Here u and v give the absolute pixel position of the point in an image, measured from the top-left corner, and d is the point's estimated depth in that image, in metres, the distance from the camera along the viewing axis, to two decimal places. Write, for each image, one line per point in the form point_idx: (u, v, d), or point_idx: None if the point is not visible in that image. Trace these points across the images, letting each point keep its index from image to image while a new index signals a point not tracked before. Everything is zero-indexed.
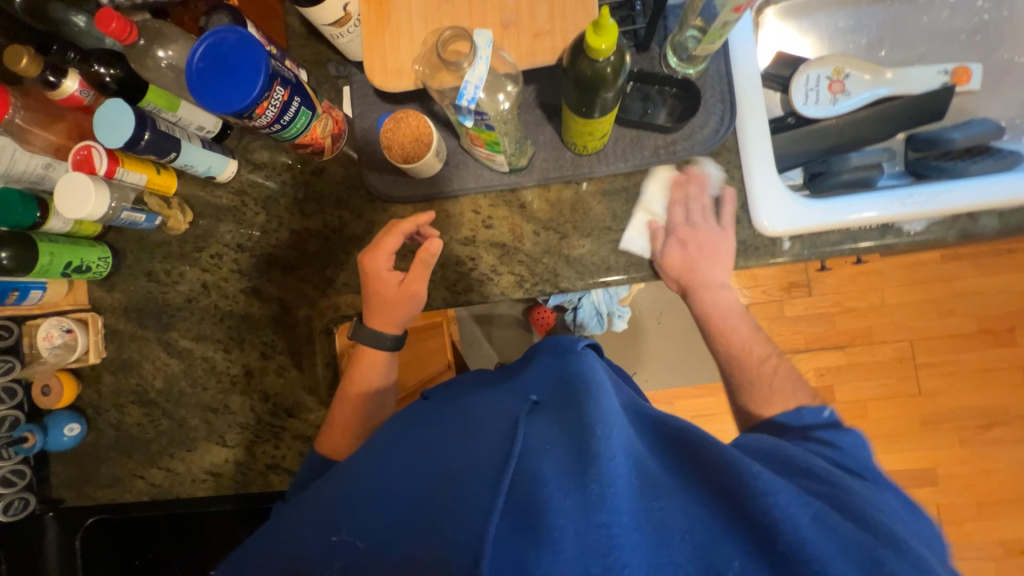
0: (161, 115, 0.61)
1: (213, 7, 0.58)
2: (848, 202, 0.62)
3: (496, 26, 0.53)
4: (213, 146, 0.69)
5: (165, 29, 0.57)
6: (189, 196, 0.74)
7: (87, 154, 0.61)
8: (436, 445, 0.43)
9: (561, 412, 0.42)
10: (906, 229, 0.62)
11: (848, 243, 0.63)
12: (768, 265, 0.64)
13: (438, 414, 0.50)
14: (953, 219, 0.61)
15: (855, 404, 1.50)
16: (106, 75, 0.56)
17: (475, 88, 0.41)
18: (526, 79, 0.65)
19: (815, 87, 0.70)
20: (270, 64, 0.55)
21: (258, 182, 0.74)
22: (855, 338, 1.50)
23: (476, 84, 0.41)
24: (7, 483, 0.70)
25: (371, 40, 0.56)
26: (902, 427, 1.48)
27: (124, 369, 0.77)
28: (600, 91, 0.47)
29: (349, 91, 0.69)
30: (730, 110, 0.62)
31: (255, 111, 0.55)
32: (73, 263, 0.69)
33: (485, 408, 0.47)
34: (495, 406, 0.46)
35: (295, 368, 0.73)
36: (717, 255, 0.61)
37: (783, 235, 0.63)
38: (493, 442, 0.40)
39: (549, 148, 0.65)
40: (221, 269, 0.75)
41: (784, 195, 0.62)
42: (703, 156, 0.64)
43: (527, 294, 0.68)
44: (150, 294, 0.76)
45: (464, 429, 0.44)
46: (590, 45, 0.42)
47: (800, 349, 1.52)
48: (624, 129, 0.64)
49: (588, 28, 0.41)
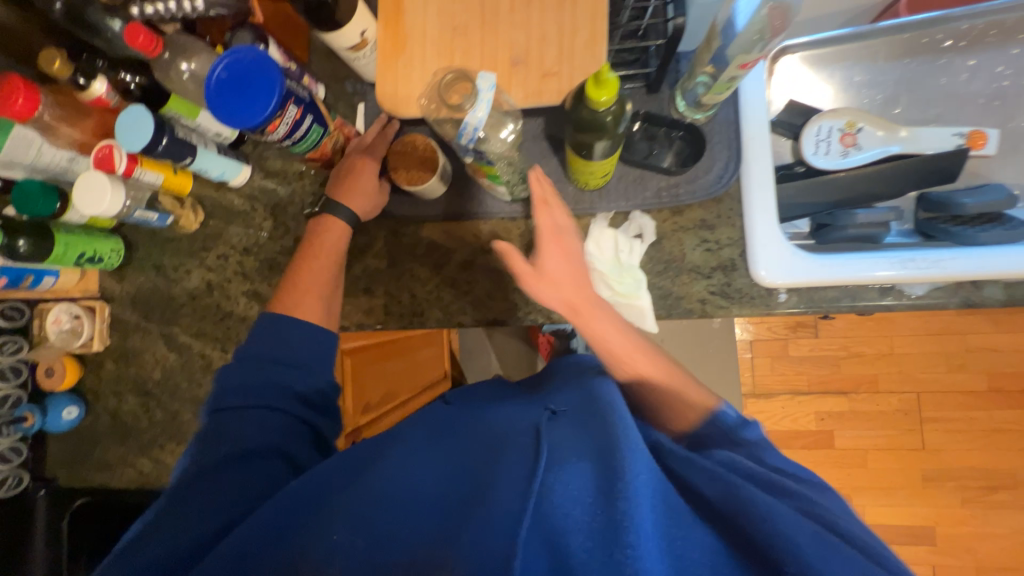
0: (181, 121, 0.64)
1: (239, 24, 0.60)
2: (850, 260, 0.61)
3: (505, 63, 0.54)
4: (229, 153, 0.71)
5: (188, 43, 0.60)
6: (202, 197, 0.76)
7: (109, 153, 0.63)
8: (461, 457, 0.44)
9: (584, 426, 0.43)
10: (907, 292, 0.61)
11: (847, 301, 0.62)
12: (762, 315, 0.64)
13: (460, 426, 0.51)
14: (956, 286, 0.60)
15: (854, 453, 1.47)
16: (131, 82, 0.61)
17: (474, 128, 0.43)
18: (535, 111, 0.66)
19: (826, 138, 0.69)
20: (286, 83, 0.56)
21: (269, 189, 0.76)
22: (861, 385, 1.47)
23: (476, 125, 0.43)
24: (4, 459, 0.72)
25: (384, 66, 0.57)
26: (902, 481, 1.44)
27: (126, 358, 0.79)
28: (599, 135, 0.48)
29: (363, 108, 0.71)
30: (735, 158, 0.62)
31: (268, 128, 0.57)
32: (86, 254, 0.72)
33: (509, 423, 0.47)
34: (519, 420, 0.47)
35: None
36: (583, 276, 0.53)
37: (780, 286, 0.62)
38: (515, 457, 0.41)
39: (552, 180, 0.66)
40: (226, 271, 0.77)
41: (784, 247, 0.62)
42: (704, 202, 0.64)
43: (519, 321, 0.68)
44: (158, 288, 0.78)
45: (491, 442, 0.44)
46: (590, 96, 0.43)
47: (801, 390, 1.49)
48: (627, 168, 0.64)
49: (589, 80, 0.42)
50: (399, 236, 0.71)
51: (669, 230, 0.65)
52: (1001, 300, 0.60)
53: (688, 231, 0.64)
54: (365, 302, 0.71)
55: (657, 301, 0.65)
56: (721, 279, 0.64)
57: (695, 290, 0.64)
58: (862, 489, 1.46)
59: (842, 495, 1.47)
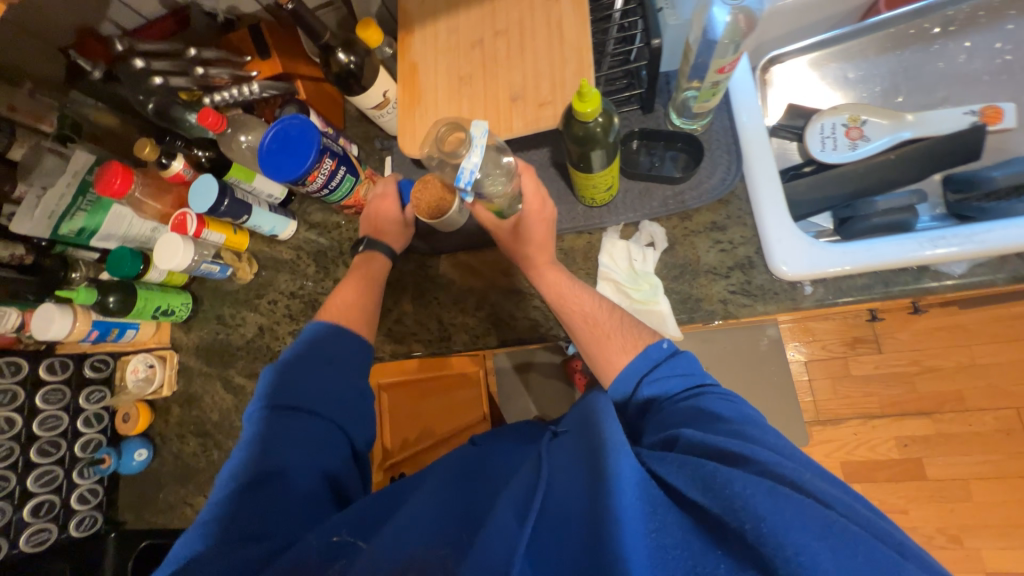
0: (241, 186, 0.76)
1: (286, 101, 0.72)
2: (874, 245, 0.59)
3: (507, 100, 0.61)
4: (278, 210, 0.82)
5: (247, 120, 0.71)
6: (257, 252, 0.87)
7: (183, 218, 0.74)
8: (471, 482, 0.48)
9: (579, 440, 0.46)
10: (945, 272, 0.58)
11: (879, 287, 0.60)
12: (789, 310, 0.62)
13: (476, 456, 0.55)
14: (1000, 261, 0.57)
15: (954, 484, 1.28)
16: (203, 157, 0.73)
17: (471, 172, 0.49)
18: (541, 142, 0.72)
19: (831, 135, 0.70)
20: (322, 141, 0.66)
21: (313, 239, 0.85)
22: (944, 404, 1.31)
23: (471, 169, 0.49)
24: (83, 500, 0.80)
25: (404, 117, 0.66)
26: (1020, 516, 1.23)
27: (189, 403, 0.87)
28: (593, 147, 0.52)
29: (390, 161, 0.80)
30: (736, 160, 0.64)
31: (308, 179, 0.66)
32: (161, 307, 0.82)
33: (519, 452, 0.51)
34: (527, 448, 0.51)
35: None
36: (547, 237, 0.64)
37: (803, 279, 0.61)
38: (516, 478, 0.44)
39: (561, 201, 0.70)
40: (275, 316, 0.85)
41: (799, 239, 0.61)
42: (713, 205, 0.65)
43: (542, 337, 0.70)
44: (218, 336, 0.87)
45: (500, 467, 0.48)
46: (577, 110, 0.48)
47: (875, 414, 1.34)
48: (633, 182, 0.67)
49: (574, 97, 0.47)
50: (426, 267, 0.77)
51: (681, 235, 0.66)
52: None
53: (700, 234, 0.65)
54: (397, 332, 0.76)
55: (678, 305, 0.65)
56: (741, 277, 0.63)
57: (715, 291, 0.64)
58: (971, 528, 1.25)
59: (947, 537, 1.26)
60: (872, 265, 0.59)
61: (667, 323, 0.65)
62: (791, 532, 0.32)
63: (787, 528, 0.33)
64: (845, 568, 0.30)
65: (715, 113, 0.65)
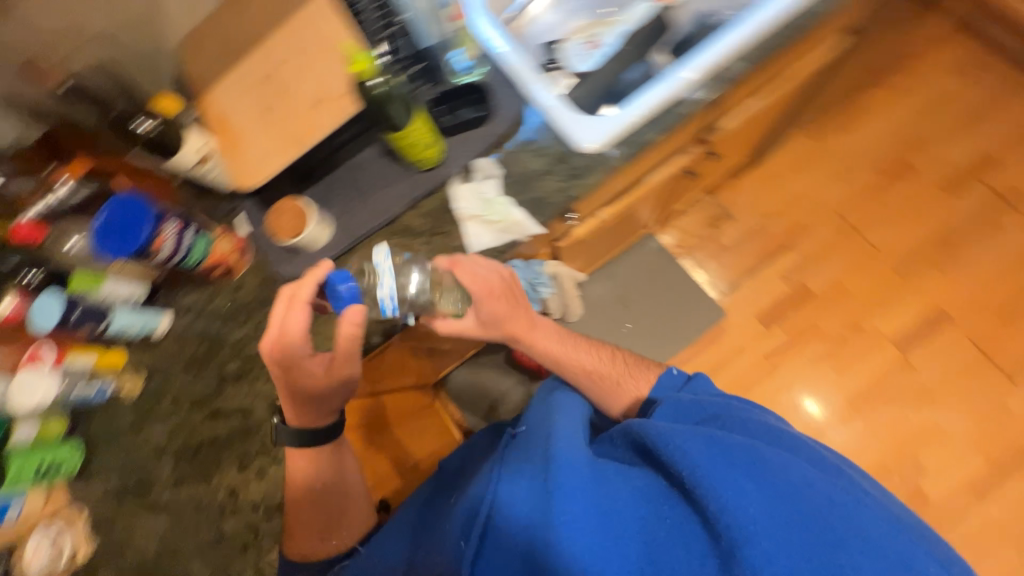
0: (90, 297, 0.72)
1: (106, 193, 0.70)
2: (638, 101, 0.75)
3: (311, 105, 0.69)
4: (143, 308, 0.78)
5: (70, 226, 0.69)
6: (137, 361, 0.81)
7: (35, 353, 0.70)
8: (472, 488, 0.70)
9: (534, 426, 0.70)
10: (688, 99, 0.77)
11: (655, 129, 0.77)
12: (607, 172, 0.77)
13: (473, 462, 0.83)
14: (716, 76, 0.77)
15: (834, 287, 1.55)
16: (35, 281, 0.69)
17: (391, 306, 0.65)
18: (366, 140, 0.81)
19: (578, 53, 0.90)
20: (157, 208, 0.68)
21: (192, 322, 0.82)
22: (795, 235, 1.60)
23: (390, 304, 0.65)
24: None
25: (230, 159, 0.72)
26: (884, 286, 1.53)
27: (119, 553, 0.76)
28: (384, 103, 0.67)
29: (242, 215, 0.81)
30: (514, 89, 0.79)
31: (152, 245, 0.67)
32: (41, 464, 0.72)
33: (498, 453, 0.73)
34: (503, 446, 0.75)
35: (273, 464, 0.78)
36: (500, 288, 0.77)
37: (606, 145, 0.75)
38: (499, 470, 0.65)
39: (403, 177, 0.79)
40: (185, 412, 0.80)
41: (587, 120, 0.75)
42: (516, 127, 0.79)
43: (440, 292, 0.76)
44: (128, 468, 0.78)
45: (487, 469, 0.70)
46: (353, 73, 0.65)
47: (756, 266, 1.60)
48: (451, 137, 0.79)
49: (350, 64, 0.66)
50: None
51: (506, 159, 0.78)
52: (744, 67, 0.78)
53: (521, 150, 0.78)
54: None
55: (533, 208, 0.76)
56: (565, 166, 0.77)
57: (551, 187, 0.77)
58: (866, 313, 1.51)
59: (856, 328, 1.51)
60: (644, 114, 0.75)
61: (527, 224, 0.76)
62: (718, 466, 0.54)
63: (717, 481, 0.53)
64: (718, 470, 0.54)
65: (483, 63, 0.81)
